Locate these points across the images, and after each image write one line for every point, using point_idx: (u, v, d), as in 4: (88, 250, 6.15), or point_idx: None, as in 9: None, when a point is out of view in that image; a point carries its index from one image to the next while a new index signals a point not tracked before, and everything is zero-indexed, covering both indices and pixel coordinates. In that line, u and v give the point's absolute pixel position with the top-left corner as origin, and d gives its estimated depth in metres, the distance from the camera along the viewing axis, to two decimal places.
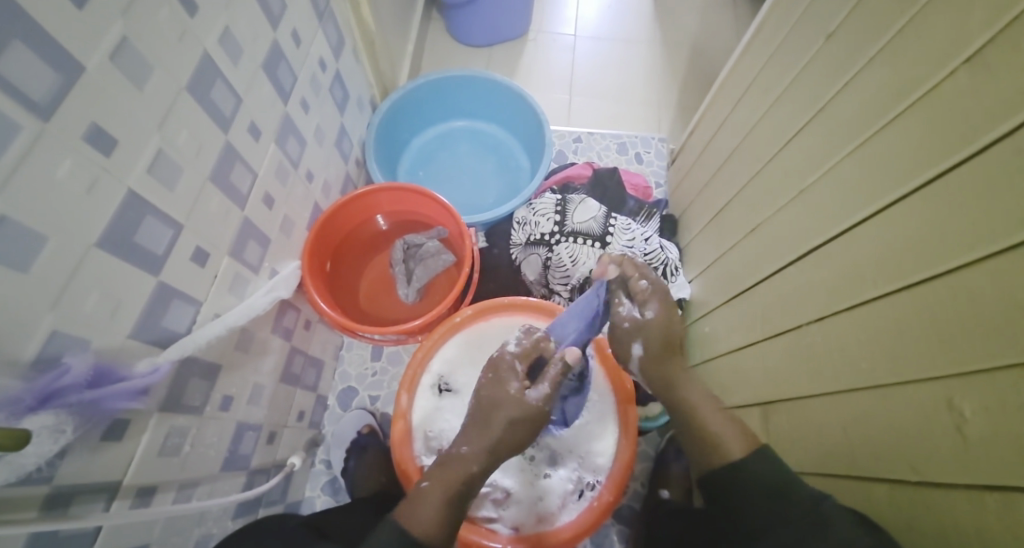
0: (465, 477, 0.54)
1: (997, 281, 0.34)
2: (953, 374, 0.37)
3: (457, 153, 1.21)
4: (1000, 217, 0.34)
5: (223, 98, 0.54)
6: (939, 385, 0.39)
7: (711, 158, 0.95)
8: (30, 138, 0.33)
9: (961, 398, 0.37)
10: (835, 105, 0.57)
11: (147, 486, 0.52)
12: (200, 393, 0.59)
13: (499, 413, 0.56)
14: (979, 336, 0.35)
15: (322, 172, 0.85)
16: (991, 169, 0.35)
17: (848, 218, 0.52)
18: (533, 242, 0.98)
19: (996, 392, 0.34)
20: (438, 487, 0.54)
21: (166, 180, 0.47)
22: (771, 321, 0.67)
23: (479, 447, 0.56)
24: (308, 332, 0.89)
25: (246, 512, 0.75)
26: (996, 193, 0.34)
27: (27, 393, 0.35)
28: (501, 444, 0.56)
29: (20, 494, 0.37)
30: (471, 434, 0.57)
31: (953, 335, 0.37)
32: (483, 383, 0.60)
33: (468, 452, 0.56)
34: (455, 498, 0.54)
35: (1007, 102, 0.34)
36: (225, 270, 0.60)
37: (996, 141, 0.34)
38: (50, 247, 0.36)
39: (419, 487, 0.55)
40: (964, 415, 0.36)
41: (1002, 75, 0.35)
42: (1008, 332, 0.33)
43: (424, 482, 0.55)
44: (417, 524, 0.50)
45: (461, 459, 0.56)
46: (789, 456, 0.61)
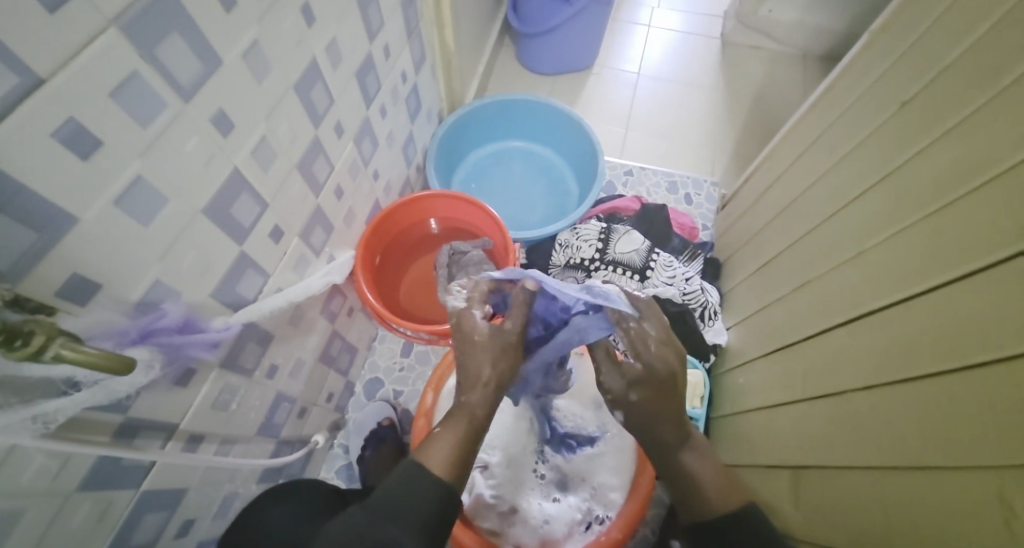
0: (474, 421, 0.55)
1: None
2: (1011, 463, 0.35)
3: (510, 172, 1.26)
4: None
5: (319, 97, 0.61)
6: (993, 476, 0.37)
7: (765, 208, 0.95)
8: (172, 114, 0.39)
9: (1014, 493, 0.35)
10: (905, 173, 0.57)
11: (196, 434, 0.57)
12: (253, 358, 0.64)
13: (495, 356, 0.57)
14: None
15: (387, 173, 0.91)
16: None
17: (909, 286, 0.51)
18: (572, 265, 1.01)
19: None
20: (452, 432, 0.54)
21: (263, 162, 0.53)
22: (815, 381, 0.66)
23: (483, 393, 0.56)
24: (349, 320, 0.95)
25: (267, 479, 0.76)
26: None
27: (131, 328, 0.41)
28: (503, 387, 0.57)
29: (101, 419, 0.43)
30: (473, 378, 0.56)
31: (1015, 423, 0.36)
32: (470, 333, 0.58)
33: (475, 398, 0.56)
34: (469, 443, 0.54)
35: None
36: (293, 249, 0.65)
37: None
38: (168, 207, 0.42)
39: (431, 432, 0.55)
40: (1016, 510, 0.34)
41: None
42: None
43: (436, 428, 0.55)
44: (436, 463, 0.51)
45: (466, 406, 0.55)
46: (821, 526, 0.59)
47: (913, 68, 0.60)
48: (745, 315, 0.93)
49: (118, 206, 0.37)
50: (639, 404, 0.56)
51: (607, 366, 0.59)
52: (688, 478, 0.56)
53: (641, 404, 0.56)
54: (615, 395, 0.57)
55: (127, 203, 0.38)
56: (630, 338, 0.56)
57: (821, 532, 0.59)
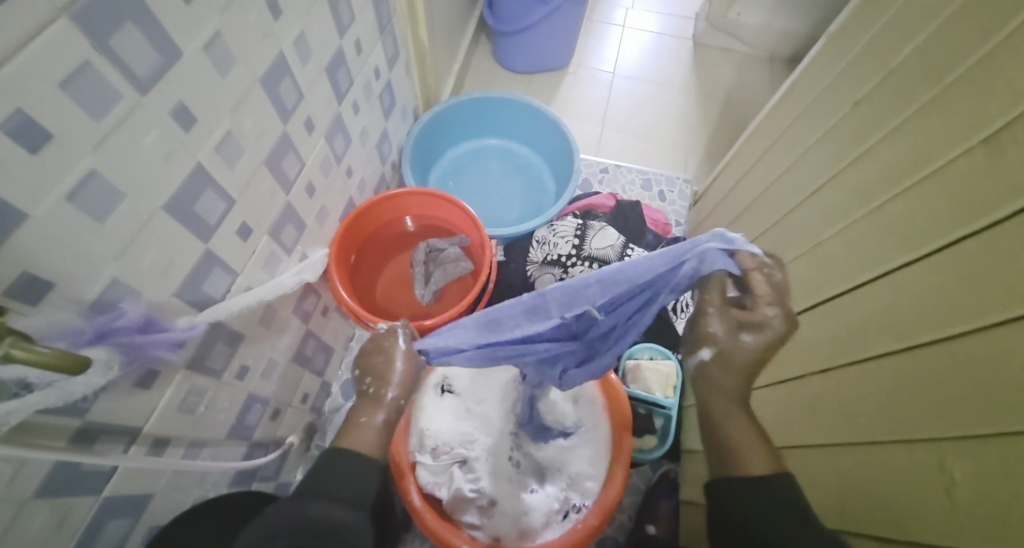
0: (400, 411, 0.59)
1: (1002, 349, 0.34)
2: (950, 435, 0.37)
3: (487, 169, 1.26)
4: (1008, 287, 0.34)
5: (288, 92, 0.60)
6: (931, 448, 0.39)
7: (732, 203, 0.98)
8: (128, 106, 0.38)
9: (952, 461, 0.37)
10: (856, 167, 0.59)
11: (161, 437, 0.56)
12: (221, 358, 0.62)
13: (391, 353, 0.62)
14: (979, 399, 0.35)
15: (361, 171, 0.90)
16: (1005, 239, 0.35)
17: (860, 274, 0.53)
18: (549, 261, 1.03)
19: (989, 457, 0.34)
20: (386, 421, 0.57)
21: (228, 158, 0.52)
22: (775, 368, 0.68)
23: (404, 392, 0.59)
24: (324, 319, 0.93)
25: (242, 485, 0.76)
26: (1011, 261, 0.34)
27: (87, 327, 0.39)
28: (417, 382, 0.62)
29: (56, 422, 0.41)
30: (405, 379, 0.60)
31: (953, 399, 0.38)
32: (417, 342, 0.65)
33: (401, 393, 0.59)
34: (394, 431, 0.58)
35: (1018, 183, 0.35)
36: (262, 247, 0.64)
37: (1010, 217, 0.35)
38: (126, 204, 0.41)
39: (363, 421, 0.57)
40: (954, 478, 0.36)
41: (1016, 158, 0.36)
42: (1013, 399, 0.32)
43: (362, 417, 0.57)
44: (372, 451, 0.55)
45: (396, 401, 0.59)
46: None
47: (865, 68, 0.62)
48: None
49: (70, 201, 0.36)
50: (756, 352, 0.49)
51: (721, 310, 0.50)
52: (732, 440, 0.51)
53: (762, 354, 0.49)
54: (728, 344, 0.49)
55: (80, 198, 0.37)
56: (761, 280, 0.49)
57: None
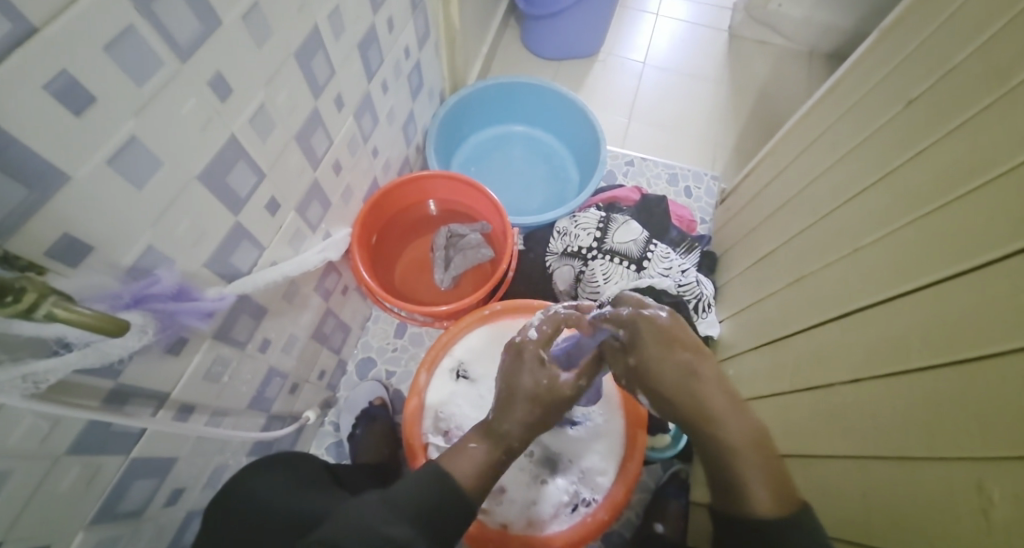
0: (506, 450, 0.56)
1: None
2: (989, 456, 0.36)
3: (511, 156, 1.25)
4: None
5: (320, 67, 0.59)
6: (973, 467, 0.38)
7: (764, 203, 0.95)
8: (168, 73, 0.38)
9: (991, 482, 0.36)
10: (906, 171, 0.56)
11: (187, 404, 0.57)
12: (246, 330, 0.63)
13: (528, 396, 0.59)
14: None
15: (386, 151, 0.90)
16: None
17: (903, 282, 0.51)
18: (570, 253, 1.02)
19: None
20: (484, 450, 0.55)
21: (261, 132, 0.52)
22: (805, 373, 0.66)
23: (516, 428, 0.57)
24: (344, 298, 0.94)
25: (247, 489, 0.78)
26: None
27: (125, 292, 0.40)
28: (534, 420, 0.59)
29: (93, 383, 0.42)
30: (506, 410, 0.59)
31: (995, 418, 0.36)
32: (507, 368, 0.63)
33: (508, 427, 0.57)
34: (497, 466, 0.55)
35: None
36: (289, 223, 0.64)
37: None
38: (163, 172, 0.41)
39: (465, 446, 0.56)
40: (993, 500, 0.35)
41: None
42: None
43: (470, 443, 0.56)
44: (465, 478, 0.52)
45: (500, 434, 0.57)
46: None
47: (923, 66, 0.59)
48: (739, 308, 0.94)
49: (110, 165, 0.36)
50: (652, 369, 0.54)
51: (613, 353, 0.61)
52: (731, 465, 0.49)
53: (643, 369, 0.56)
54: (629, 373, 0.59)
55: (120, 163, 0.37)
56: (617, 315, 0.59)
57: None
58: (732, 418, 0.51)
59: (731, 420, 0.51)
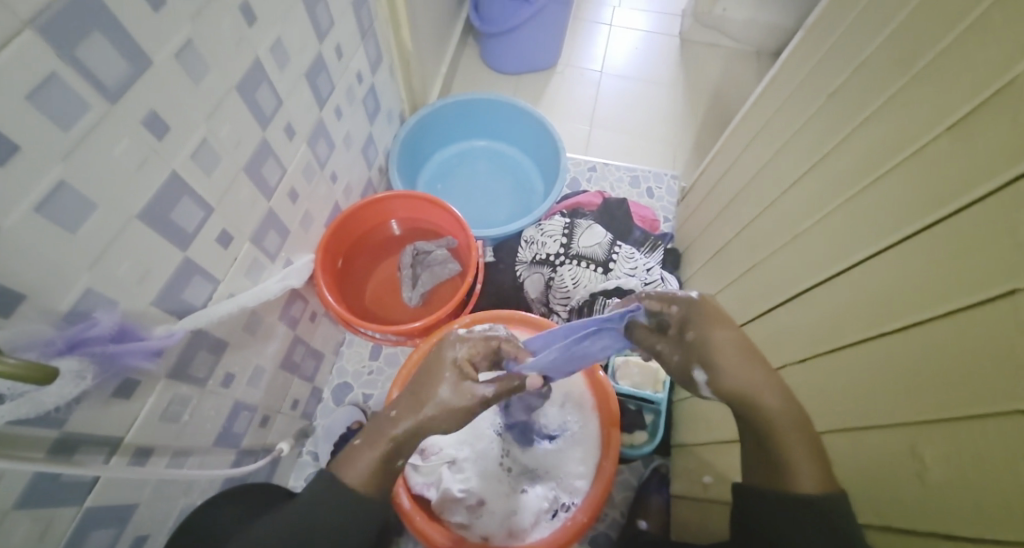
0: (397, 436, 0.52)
1: (970, 334, 0.34)
2: (918, 420, 0.38)
3: (475, 171, 1.26)
4: (981, 269, 0.34)
5: (266, 98, 0.60)
6: (904, 430, 0.40)
7: (717, 198, 0.98)
8: (97, 116, 0.38)
9: (923, 445, 0.37)
10: (832, 158, 0.59)
11: (144, 448, 0.56)
12: (205, 366, 0.62)
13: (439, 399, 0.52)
14: (949, 384, 0.36)
15: (346, 175, 0.90)
16: (974, 225, 0.35)
17: (836, 263, 0.54)
18: (538, 261, 1.03)
19: (958, 441, 0.34)
20: (368, 445, 0.51)
21: (205, 166, 0.52)
22: (760, 358, 0.68)
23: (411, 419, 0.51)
24: (313, 324, 0.93)
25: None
26: (979, 247, 0.34)
27: (59, 338, 0.39)
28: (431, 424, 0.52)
29: (33, 434, 0.41)
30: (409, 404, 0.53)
31: (923, 384, 0.38)
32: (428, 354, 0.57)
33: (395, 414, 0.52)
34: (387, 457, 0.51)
35: (987, 165, 0.35)
36: (245, 254, 0.64)
37: (977, 201, 0.35)
38: (99, 214, 0.41)
39: (351, 444, 0.53)
40: (926, 461, 0.37)
41: (982, 144, 0.36)
42: (982, 383, 0.33)
43: (357, 439, 0.53)
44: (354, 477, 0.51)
45: (389, 423, 0.52)
46: None
47: (840, 58, 0.62)
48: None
49: (40, 213, 0.36)
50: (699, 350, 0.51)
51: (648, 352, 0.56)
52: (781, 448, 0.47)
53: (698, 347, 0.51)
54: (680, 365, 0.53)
55: (51, 209, 0.37)
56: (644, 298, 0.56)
57: None
58: (776, 399, 0.48)
59: (774, 400, 0.48)
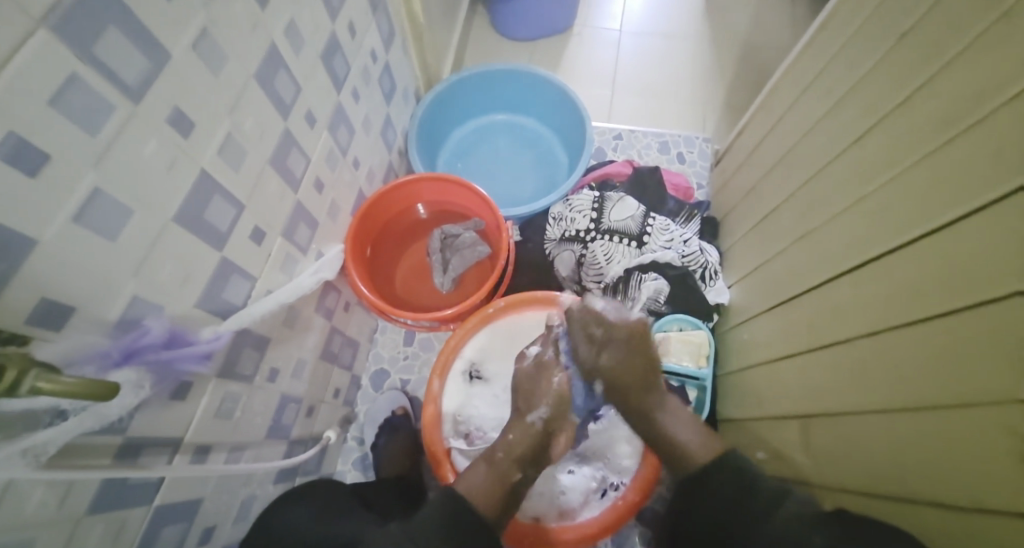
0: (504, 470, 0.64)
1: None
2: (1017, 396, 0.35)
3: (495, 146, 1.22)
4: None
5: (285, 86, 0.57)
6: (1001, 409, 0.36)
7: (761, 161, 0.92)
8: (122, 117, 0.36)
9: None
10: (904, 112, 0.54)
11: (203, 445, 0.56)
12: (251, 363, 0.62)
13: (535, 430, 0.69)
14: None
15: (368, 161, 0.88)
16: None
17: (913, 227, 0.50)
18: (568, 238, 1.00)
19: None
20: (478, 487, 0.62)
21: (233, 162, 0.51)
22: (820, 331, 0.65)
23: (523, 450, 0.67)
24: (347, 314, 0.93)
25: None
26: None
27: (113, 349, 0.39)
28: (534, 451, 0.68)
29: (100, 441, 0.42)
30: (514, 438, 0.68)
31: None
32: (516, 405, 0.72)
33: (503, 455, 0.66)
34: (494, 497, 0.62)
35: None
36: (278, 249, 0.63)
37: None
38: (136, 219, 0.40)
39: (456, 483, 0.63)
40: None
41: None
42: None
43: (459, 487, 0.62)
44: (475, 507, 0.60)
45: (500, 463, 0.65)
46: (828, 472, 0.60)
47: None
48: (745, 272, 0.91)
49: (78, 223, 0.35)
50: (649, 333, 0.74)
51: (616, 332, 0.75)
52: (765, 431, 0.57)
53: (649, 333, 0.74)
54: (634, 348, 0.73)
55: (88, 218, 0.35)
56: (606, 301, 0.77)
57: (832, 479, 0.59)
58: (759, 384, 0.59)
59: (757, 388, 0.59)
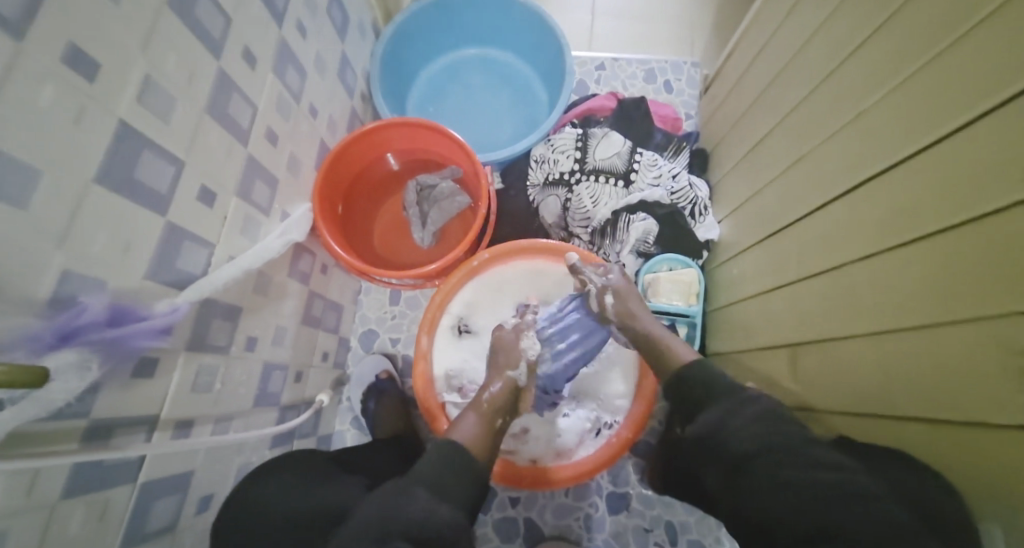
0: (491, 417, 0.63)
1: None
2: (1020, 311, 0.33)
3: (468, 85, 1.12)
4: None
5: (210, 17, 0.50)
6: (1004, 326, 0.34)
7: (752, 82, 0.86)
8: (5, 59, 0.30)
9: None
10: (903, 13, 0.48)
11: (184, 420, 0.54)
12: (224, 334, 0.59)
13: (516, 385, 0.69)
14: None
15: (326, 107, 0.80)
16: None
17: (909, 143, 0.46)
18: (551, 182, 0.95)
19: None
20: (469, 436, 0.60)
21: (160, 111, 0.44)
22: (814, 258, 0.61)
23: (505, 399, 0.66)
24: (325, 277, 0.88)
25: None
26: None
27: (46, 331, 0.35)
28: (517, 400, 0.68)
29: (60, 427, 0.39)
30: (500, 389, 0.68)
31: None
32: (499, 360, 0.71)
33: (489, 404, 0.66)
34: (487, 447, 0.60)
35: None
36: (234, 211, 0.58)
37: None
38: (48, 181, 0.34)
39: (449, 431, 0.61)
40: None
41: None
42: None
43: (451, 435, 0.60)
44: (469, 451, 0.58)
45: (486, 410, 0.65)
46: (817, 397, 0.60)
47: None
48: (737, 204, 0.87)
49: None
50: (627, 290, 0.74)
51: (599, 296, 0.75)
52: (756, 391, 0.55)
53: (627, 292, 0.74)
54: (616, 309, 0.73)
55: None
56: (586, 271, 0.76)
57: (821, 403, 0.59)
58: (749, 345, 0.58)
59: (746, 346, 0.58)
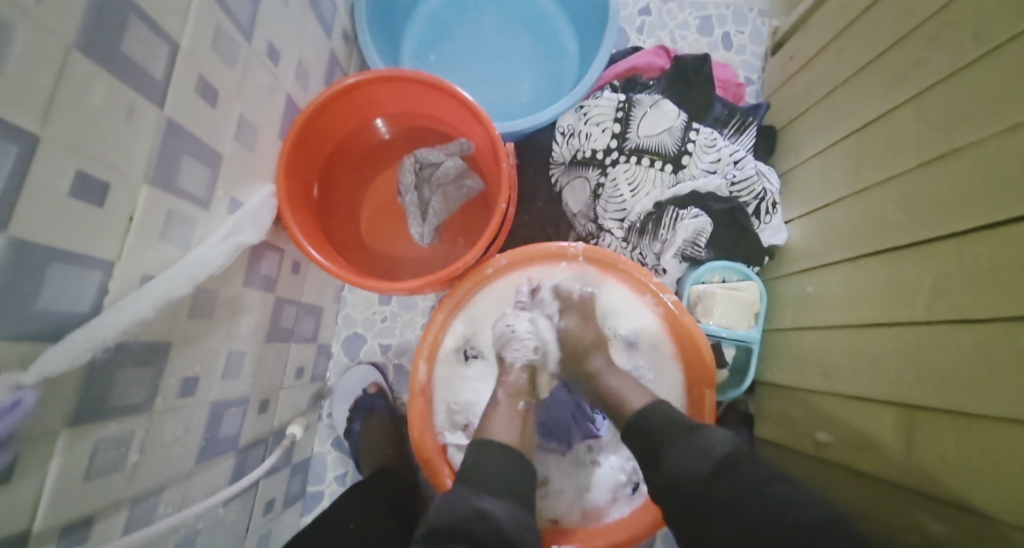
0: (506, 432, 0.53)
1: None
2: None
3: (479, 27, 0.89)
4: None
5: None
6: None
7: (858, 44, 0.66)
8: None
9: None
10: None
11: (75, 520, 0.37)
12: (139, 386, 0.41)
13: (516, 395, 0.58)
14: None
15: (295, 50, 0.58)
16: None
17: None
18: (581, 161, 0.77)
19: None
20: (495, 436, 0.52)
21: None
22: (962, 298, 0.46)
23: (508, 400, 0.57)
24: (297, 277, 0.70)
25: (237, 541, 0.63)
26: None
27: None
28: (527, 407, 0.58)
29: None
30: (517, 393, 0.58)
31: None
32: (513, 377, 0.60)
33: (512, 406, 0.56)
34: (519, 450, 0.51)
35: None
36: (148, 207, 0.38)
37: None
38: None
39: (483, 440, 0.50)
40: None
41: None
42: None
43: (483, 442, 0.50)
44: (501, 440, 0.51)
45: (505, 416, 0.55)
46: (946, 479, 0.46)
47: None
48: (823, 202, 0.69)
49: None
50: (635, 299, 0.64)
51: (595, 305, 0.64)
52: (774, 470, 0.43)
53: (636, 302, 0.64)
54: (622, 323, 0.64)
55: None
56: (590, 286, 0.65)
57: (952, 488, 0.45)
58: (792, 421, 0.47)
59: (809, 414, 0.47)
